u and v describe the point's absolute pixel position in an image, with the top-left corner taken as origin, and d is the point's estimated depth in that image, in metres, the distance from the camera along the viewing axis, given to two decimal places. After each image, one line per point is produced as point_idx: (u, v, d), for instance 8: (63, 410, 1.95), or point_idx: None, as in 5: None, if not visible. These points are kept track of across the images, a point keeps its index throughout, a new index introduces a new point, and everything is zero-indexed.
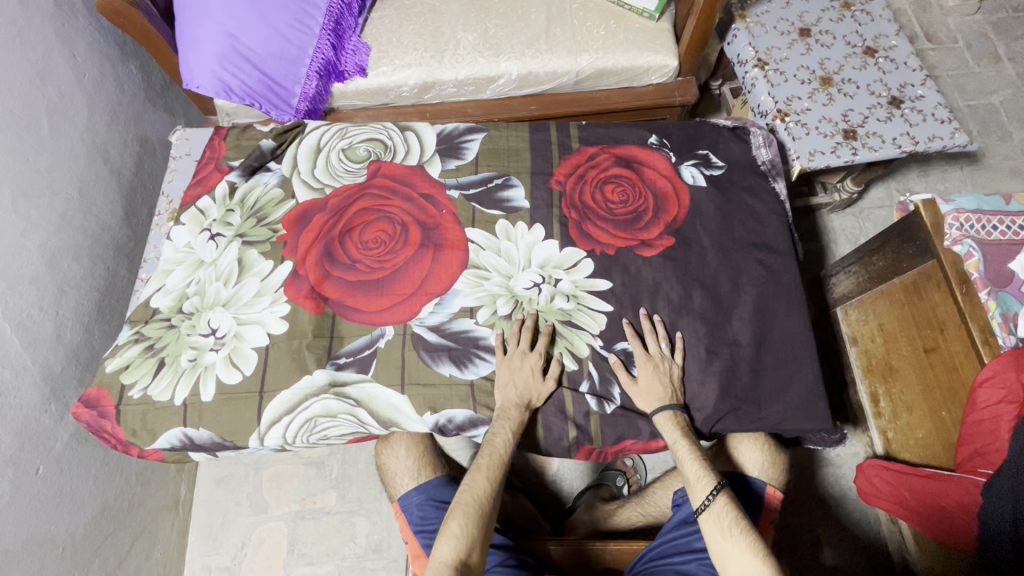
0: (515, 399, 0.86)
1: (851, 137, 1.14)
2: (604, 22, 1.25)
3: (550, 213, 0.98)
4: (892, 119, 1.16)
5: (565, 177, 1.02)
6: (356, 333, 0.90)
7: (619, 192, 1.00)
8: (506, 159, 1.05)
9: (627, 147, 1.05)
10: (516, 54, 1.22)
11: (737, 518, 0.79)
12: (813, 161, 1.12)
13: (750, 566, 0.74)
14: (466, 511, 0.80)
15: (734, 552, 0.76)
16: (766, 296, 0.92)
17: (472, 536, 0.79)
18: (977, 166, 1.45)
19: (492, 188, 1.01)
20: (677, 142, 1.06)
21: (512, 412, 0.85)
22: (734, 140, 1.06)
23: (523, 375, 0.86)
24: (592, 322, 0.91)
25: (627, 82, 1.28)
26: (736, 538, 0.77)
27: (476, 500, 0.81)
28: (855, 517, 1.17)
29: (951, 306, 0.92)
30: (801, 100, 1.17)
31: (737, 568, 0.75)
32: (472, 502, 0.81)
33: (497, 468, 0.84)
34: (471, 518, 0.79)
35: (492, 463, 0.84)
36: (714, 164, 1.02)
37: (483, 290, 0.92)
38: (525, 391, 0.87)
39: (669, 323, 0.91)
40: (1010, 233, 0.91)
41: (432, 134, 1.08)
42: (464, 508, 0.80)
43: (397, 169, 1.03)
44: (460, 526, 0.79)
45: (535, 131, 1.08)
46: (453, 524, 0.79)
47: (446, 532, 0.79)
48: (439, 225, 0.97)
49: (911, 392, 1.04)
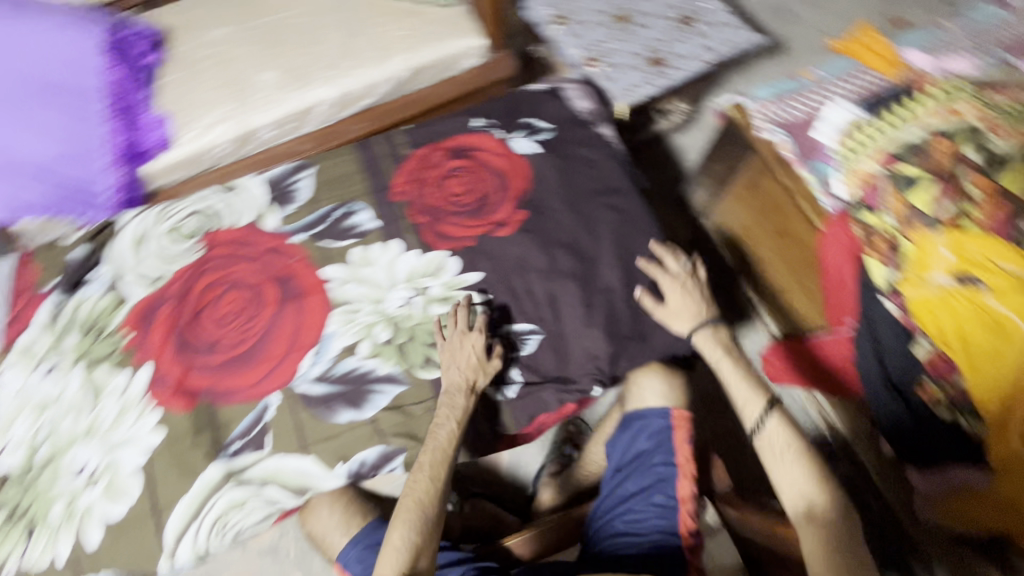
0: (457, 384, 0.83)
1: (659, 63, 1.19)
2: (401, 22, 1.24)
3: (400, 226, 0.97)
4: (689, 36, 1.22)
5: (405, 186, 1.00)
6: (241, 413, 0.85)
7: (461, 183, 1.00)
8: (341, 187, 1.02)
9: (455, 137, 1.05)
10: (324, 78, 1.19)
11: (792, 439, 0.76)
12: (633, 96, 1.16)
13: (801, 482, 0.73)
14: (410, 517, 0.75)
15: (786, 472, 0.74)
16: (623, 236, 0.96)
17: (417, 544, 0.74)
18: (784, 54, 1.57)
19: (336, 220, 0.98)
20: (500, 118, 1.07)
21: (458, 400, 0.83)
22: (551, 99, 1.08)
23: (465, 354, 0.85)
24: (473, 317, 0.90)
25: (445, 72, 1.27)
26: (789, 465, 0.74)
27: (420, 508, 0.76)
28: (778, 399, 1.28)
29: (780, 187, 1.01)
30: (605, 43, 1.21)
31: (788, 486, 0.74)
32: (415, 508, 0.76)
33: (440, 467, 0.79)
34: (415, 527, 0.75)
35: (436, 460, 0.79)
36: (541, 128, 1.04)
37: (357, 323, 0.91)
38: (470, 371, 0.85)
39: (544, 292, 0.92)
40: (809, 108, 1.00)
41: (258, 185, 1.03)
42: (408, 514, 0.76)
43: (232, 233, 0.98)
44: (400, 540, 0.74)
45: (362, 149, 1.06)
46: (394, 535, 0.74)
47: (388, 545, 0.74)
48: (293, 275, 0.94)
49: (781, 275, 1.11)
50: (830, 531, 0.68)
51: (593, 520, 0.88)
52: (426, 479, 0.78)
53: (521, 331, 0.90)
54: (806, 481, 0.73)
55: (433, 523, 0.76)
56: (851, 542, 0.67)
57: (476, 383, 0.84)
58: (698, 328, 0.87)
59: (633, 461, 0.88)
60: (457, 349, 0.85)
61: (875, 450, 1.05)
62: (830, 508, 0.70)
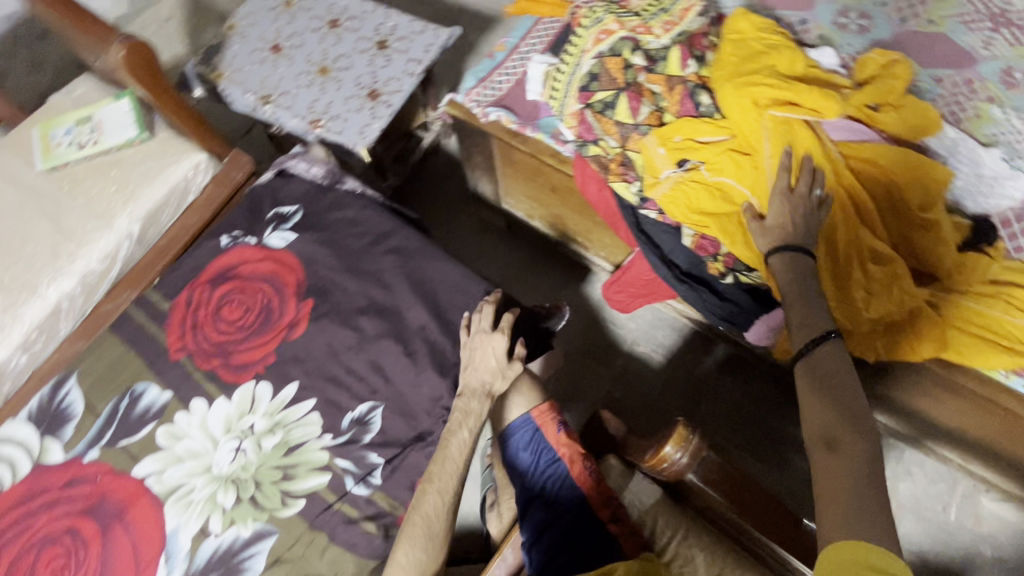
0: (480, 388, 0.83)
1: (376, 95, 1.20)
2: (107, 178, 1.15)
3: (194, 382, 0.90)
4: (391, 59, 1.24)
5: (181, 340, 0.93)
6: None
7: (235, 307, 0.94)
8: (116, 376, 0.93)
9: (209, 265, 0.98)
10: (53, 275, 1.07)
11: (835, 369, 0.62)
12: (367, 136, 1.16)
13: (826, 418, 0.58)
14: (415, 540, 0.74)
15: (814, 407, 0.60)
16: (412, 271, 0.95)
17: (423, 562, 0.74)
18: (499, 24, 1.65)
19: (125, 414, 0.89)
20: (246, 223, 1.02)
21: (472, 405, 0.82)
22: (286, 181, 1.06)
23: (485, 359, 0.84)
24: (308, 428, 0.86)
25: (183, 201, 1.19)
26: (814, 401, 0.61)
27: (429, 528, 0.75)
28: (649, 317, 1.35)
29: (523, 155, 1.06)
30: (319, 101, 1.20)
31: (815, 423, 0.59)
32: (421, 526, 0.75)
33: (453, 483, 0.78)
34: (427, 548, 0.74)
35: (446, 472, 0.78)
36: (288, 213, 1.01)
37: (196, 504, 0.83)
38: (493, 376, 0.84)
39: (365, 364, 0.89)
40: (510, 78, 1.07)
41: (24, 424, 0.91)
42: (416, 535, 0.75)
43: (16, 490, 0.86)
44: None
45: (122, 326, 0.97)
46: (400, 554, 0.74)
47: (394, 561, 0.74)
48: (106, 495, 0.84)
49: (579, 221, 1.18)
50: (857, 467, 0.54)
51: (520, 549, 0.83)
52: (434, 495, 0.77)
53: (361, 414, 0.86)
54: (843, 414, 0.58)
55: (441, 542, 0.75)
56: (870, 488, 0.53)
57: (494, 388, 0.83)
58: (777, 249, 0.76)
59: (527, 474, 0.87)
60: (490, 345, 0.84)
61: None
62: (863, 444, 0.55)
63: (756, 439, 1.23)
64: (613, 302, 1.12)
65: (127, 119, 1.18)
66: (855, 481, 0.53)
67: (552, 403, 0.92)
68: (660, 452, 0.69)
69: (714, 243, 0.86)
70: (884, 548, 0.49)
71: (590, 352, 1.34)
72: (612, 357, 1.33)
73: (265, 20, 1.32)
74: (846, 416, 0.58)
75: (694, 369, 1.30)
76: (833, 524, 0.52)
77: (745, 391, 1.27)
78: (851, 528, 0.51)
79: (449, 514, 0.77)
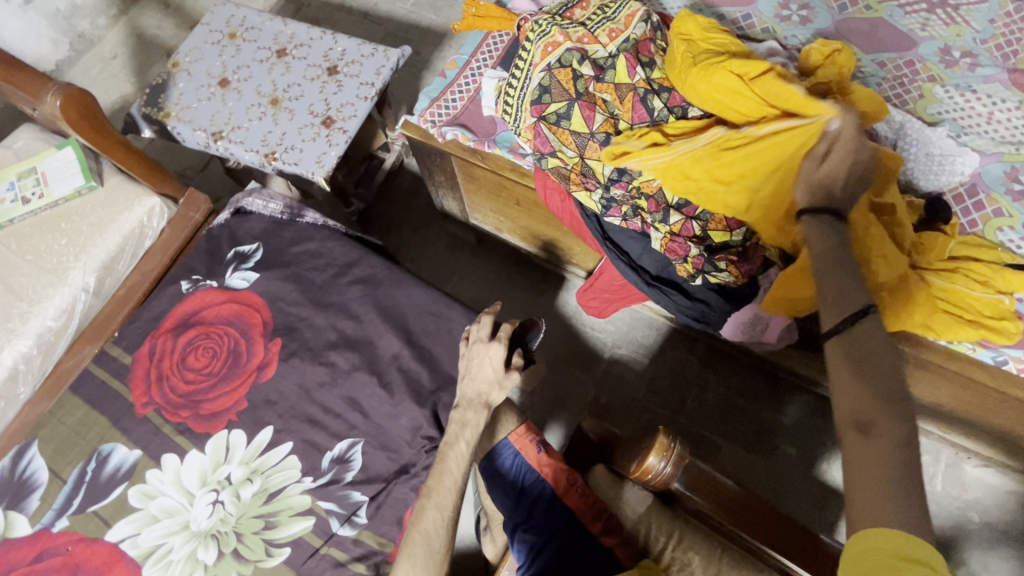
0: (476, 398, 0.79)
1: (330, 122, 1.18)
2: (57, 231, 1.11)
3: (164, 435, 0.87)
4: (342, 84, 1.22)
5: (147, 393, 0.90)
6: None
7: (201, 354, 0.91)
8: (81, 438, 0.89)
9: (171, 313, 0.95)
10: (6, 337, 1.03)
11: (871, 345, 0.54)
12: (325, 164, 1.14)
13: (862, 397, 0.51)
14: (414, 558, 0.72)
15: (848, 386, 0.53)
16: (381, 300, 0.94)
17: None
18: (452, 39, 1.64)
19: (93, 477, 0.86)
20: (206, 266, 0.99)
21: (469, 416, 0.79)
22: (245, 218, 1.03)
23: (481, 371, 0.80)
24: (287, 473, 0.83)
25: (140, 248, 1.16)
26: (846, 378, 0.53)
27: (427, 548, 0.73)
28: (626, 320, 1.36)
29: (486, 171, 1.05)
30: (272, 132, 1.18)
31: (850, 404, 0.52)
32: (420, 544, 0.72)
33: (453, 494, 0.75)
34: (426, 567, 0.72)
35: (448, 484, 0.75)
36: (249, 252, 0.99)
37: (175, 564, 0.79)
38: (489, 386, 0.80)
39: (340, 400, 0.87)
40: (463, 95, 1.07)
41: None
42: (415, 553, 0.72)
43: None
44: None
45: (83, 385, 0.93)
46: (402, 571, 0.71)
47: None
48: (79, 565, 0.80)
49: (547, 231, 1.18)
50: (892, 454, 0.48)
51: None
52: (432, 512, 0.74)
53: (340, 452, 0.84)
54: (879, 394, 0.51)
55: (441, 559, 0.73)
56: (907, 478, 0.47)
57: (491, 398, 0.79)
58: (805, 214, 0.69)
59: (516, 498, 0.84)
60: (485, 353, 0.80)
61: None
62: (903, 428, 0.49)
63: (744, 431, 1.24)
64: (589, 309, 1.12)
65: (72, 168, 1.13)
66: (892, 472, 0.47)
67: (530, 424, 0.91)
68: (643, 463, 0.68)
69: (684, 247, 0.86)
70: (926, 542, 0.44)
71: (572, 359, 1.33)
72: (594, 362, 1.33)
73: (211, 54, 1.29)
74: (882, 397, 0.51)
75: (675, 366, 1.31)
76: (868, 507, 0.47)
77: (727, 383, 1.28)
78: (883, 515, 0.46)
79: (450, 529, 0.74)
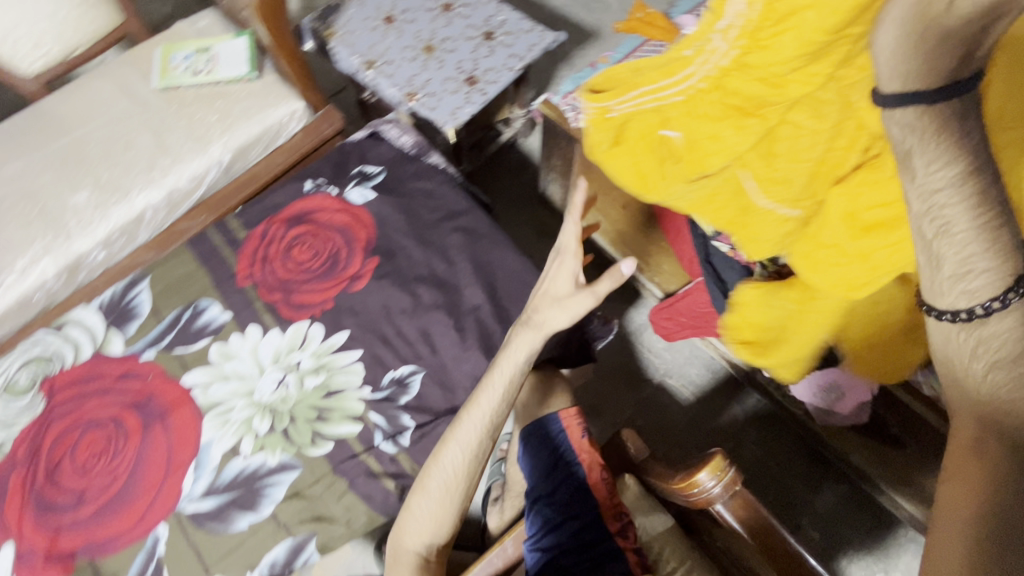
0: (540, 314, 0.75)
1: (473, 81, 1.24)
2: (211, 106, 1.22)
3: (254, 309, 0.95)
4: (493, 51, 1.28)
5: (250, 268, 0.98)
6: (129, 557, 0.79)
7: (306, 249, 0.98)
8: (184, 288, 0.98)
9: (289, 205, 1.03)
10: (144, 184, 1.14)
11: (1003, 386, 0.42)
12: (458, 117, 1.20)
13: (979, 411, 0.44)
14: (431, 489, 0.74)
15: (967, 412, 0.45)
16: (477, 253, 0.98)
17: (440, 513, 0.73)
18: (599, 41, 1.69)
19: (185, 325, 0.94)
20: (331, 174, 1.06)
21: (524, 334, 0.75)
22: (377, 142, 1.10)
23: (563, 280, 0.75)
24: (350, 377, 0.89)
25: (273, 142, 1.25)
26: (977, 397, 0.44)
27: (444, 483, 0.74)
28: (683, 353, 1.35)
29: None
30: (419, 76, 1.25)
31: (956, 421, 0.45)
32: (439, 478, 0.74)
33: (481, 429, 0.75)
34: (442, 499, 0.73)
35: (478, 417, 0.75)
36: (372, 173, 1.05)
37: (232, 423, 0.86)
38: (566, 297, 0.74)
39: (415, 330, 0.92)
40: None
41: (92, 313, 0.97)
42: (435, 483, 0.74)
43: (75, 371, 0.91)
44: (422, 532, 0.73)
45: (197, 243, 1.02)
46: (417, 500, 0.74)
47: (412, 509, 0.74)
48: (153, 395, 0.88)
49: (641, 242, 1.19)
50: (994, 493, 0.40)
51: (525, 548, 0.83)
52: (454, 449, 0.75)
53: (402, 375, 0.89)
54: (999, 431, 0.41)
55: (457, 493, 0.74)
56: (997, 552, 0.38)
57: (547, 320, 0.74)
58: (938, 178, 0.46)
59: (543, 469, 0.88)
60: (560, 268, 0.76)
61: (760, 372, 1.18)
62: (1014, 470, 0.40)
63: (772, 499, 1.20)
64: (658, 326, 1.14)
65: (241, 57, 1.25)
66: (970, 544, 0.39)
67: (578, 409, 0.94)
68: (693, 479, 0.68)
69: (783, 287, 0.87)
70: None
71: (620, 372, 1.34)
72: (641, 383, 1.33)
73: None
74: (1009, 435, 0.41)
75: (721, 414, 1.29)
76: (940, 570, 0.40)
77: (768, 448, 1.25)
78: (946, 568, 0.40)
79: (473, 466, 0.74)
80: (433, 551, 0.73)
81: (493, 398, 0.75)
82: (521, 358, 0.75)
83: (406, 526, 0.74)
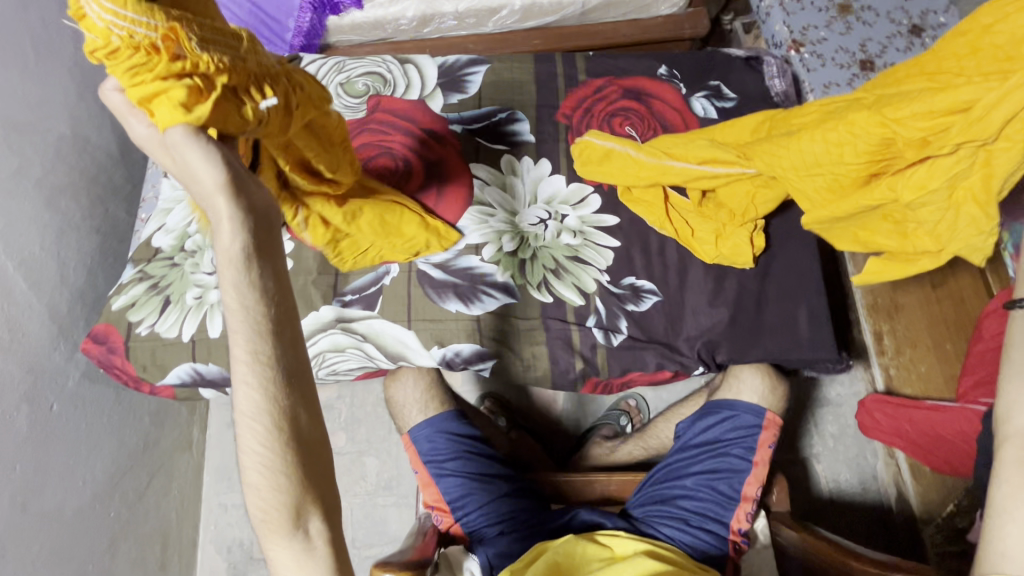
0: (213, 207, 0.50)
1: (869, 68, 1.08)
2: None
3: (556, 147, 0.96)
4: (912, 48, 1.08)
5: (572, 110, 0.99)
6: (361, 269, 0.89)
7: (628, 125, 0.96)
8: (509, 92, 1.01)
9: (635, 78, 1.00)
10: None
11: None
12: (828, 93, 1.07)
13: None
14: (260, 488, 0.50)
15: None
16: (778, 231, 0.90)
17: (296, 504, 0.51)
18: None
19: (496, 123, 0.98)
20: (687, 73, 1.01)
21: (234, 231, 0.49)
22: (746, 70, 1.01)
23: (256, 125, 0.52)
24: (598, 258, 0.89)
25: (636, 13, 1.21)
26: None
27: (263, 464, 0.50)
28: (849, 451, 1.23)
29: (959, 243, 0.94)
30: (818, 29, 1.11)
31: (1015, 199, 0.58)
32: (256, 475, 0.50)
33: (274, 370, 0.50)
34: (273, 489, 0.50)
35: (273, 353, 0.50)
36: (726, 96, 0.98)
37: (488, 226, 0.90)
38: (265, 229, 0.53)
39: (679, 259, 0.89)
40: None
41: (432, 66, 1.03)
42: (273, 503, 0.50)
43: (397, 103, 0.99)
44: (280, 538, 0.51)
45: (539, 62, 1.04)
46: (254, 501, 0.51)
47: (270, 532, 0.51)
48: (443, 160, 0.94)
49: (915, 328, 1.05)
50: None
51: (644, 486, 0.88)
52: (255, 412, 0.49)
53: (641, 287, 0.88)
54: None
55: (289, 465, 0.51)
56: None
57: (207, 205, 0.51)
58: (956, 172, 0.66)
59: (701, 445, 0.88)
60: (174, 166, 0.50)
61: (948, 532, 0.98)
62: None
63: None
64: (863, 410, 1.05)
65: None
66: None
67: (782, 422, 0.88)
68: None
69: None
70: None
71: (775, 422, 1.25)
72: (787, 448, 1.24)
73: None
74: None
75: (844, 527, 1.18)
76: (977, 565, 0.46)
77: None
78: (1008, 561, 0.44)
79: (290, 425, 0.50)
80: (315, 536, 0.52)
81: (234, 297, 0.49)
82: (235, 253, 0.49)
83: (271, 542, 0.52)
